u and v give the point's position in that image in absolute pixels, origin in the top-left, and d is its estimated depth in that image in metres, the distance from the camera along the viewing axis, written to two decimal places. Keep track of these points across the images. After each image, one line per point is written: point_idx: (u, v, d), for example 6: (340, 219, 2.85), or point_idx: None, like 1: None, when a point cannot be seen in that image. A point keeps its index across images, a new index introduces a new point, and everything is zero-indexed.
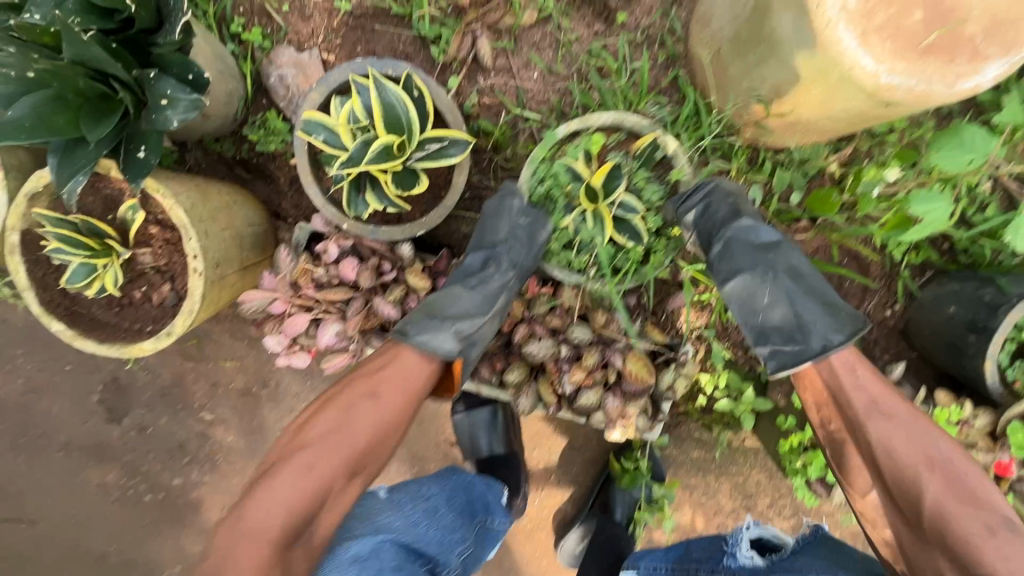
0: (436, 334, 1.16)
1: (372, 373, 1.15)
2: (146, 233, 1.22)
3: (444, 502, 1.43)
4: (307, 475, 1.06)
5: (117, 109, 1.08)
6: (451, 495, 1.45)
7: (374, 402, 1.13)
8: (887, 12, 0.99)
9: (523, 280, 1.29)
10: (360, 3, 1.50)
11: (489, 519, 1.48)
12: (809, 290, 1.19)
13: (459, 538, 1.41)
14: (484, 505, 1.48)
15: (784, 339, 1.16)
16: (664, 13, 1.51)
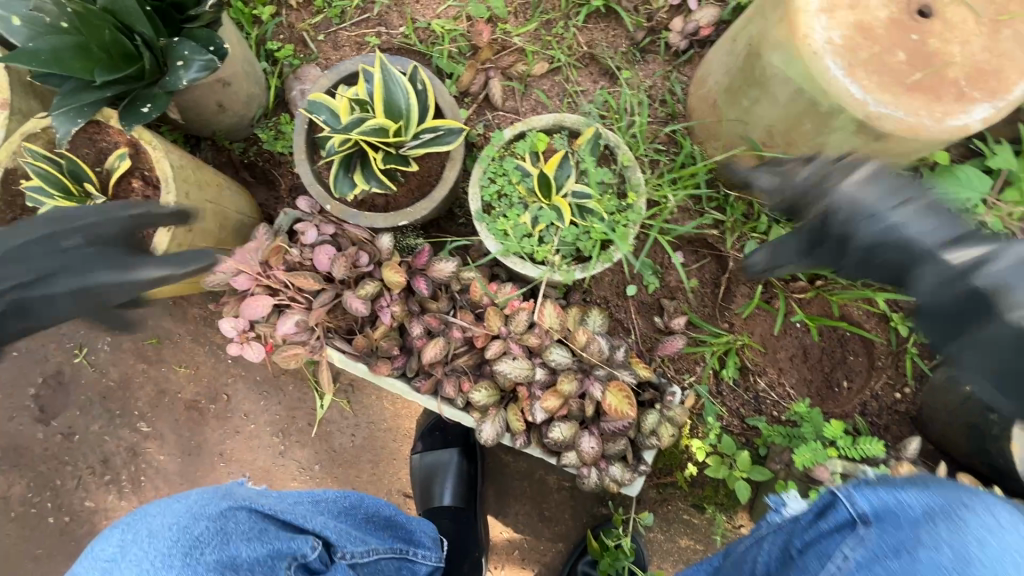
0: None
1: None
2: (128, 189, 1.20)
3: (347, 512, 1.16)
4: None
5: (135, 66, 1.13)
6: (356, 508, 1.18)
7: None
8: (871, 50, 1.04)
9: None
10: (388, 40, 1.64)
11: (409, 548, 1.25)
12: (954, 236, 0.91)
13: (360, 541, 1.12)
14: (406, 536, 1.26)
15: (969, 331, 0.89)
16: (666, 76, 1.62)
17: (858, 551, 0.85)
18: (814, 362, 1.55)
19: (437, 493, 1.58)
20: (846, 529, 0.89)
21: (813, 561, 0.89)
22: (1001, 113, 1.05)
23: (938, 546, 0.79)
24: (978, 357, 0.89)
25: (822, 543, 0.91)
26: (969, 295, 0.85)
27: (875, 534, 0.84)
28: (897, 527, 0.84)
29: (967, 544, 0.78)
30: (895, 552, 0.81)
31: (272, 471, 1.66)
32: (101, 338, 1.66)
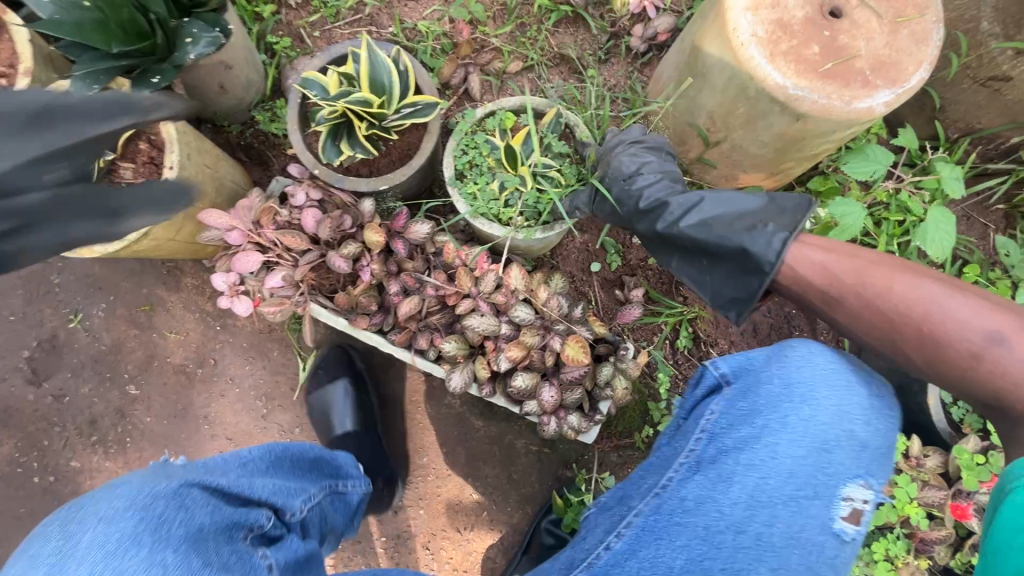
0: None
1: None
2: (134, 151, 1.31)
3: (277, 462, 1.20)
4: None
5: (150, 43, 1.27)
6: (283, 455, 1.22)
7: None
8: (789, 43, 1.22)
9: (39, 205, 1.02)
10: (378, 38, 1.82)
11: (337, 482, 1.33)
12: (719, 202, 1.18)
13: (302, 491, 1.20)
14: (333, 473, 1.33)
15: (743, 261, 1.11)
16: (628, 76, 1.80)
17: (720, 407, 0.90)
18: (763, 336, 1.70)
19: (333, 423, 1.70)
20: (713, 392, 0.94)
21: (688, 428, 0.92)
22: (901, 98, 1.23)
23: (772, 379, 0.90)
24: (744, 285, 1.14)
25: (697, 411, 0.94)
26: (711, 250, 1.15)
27: (733, 388, 0.91)
28: (745, 377, 0.92)
29: (794, 371, 0.91)
30: (743, 395, 0.90)
31: (254, 434, 1.74)
32: (97, 305, 1.76)
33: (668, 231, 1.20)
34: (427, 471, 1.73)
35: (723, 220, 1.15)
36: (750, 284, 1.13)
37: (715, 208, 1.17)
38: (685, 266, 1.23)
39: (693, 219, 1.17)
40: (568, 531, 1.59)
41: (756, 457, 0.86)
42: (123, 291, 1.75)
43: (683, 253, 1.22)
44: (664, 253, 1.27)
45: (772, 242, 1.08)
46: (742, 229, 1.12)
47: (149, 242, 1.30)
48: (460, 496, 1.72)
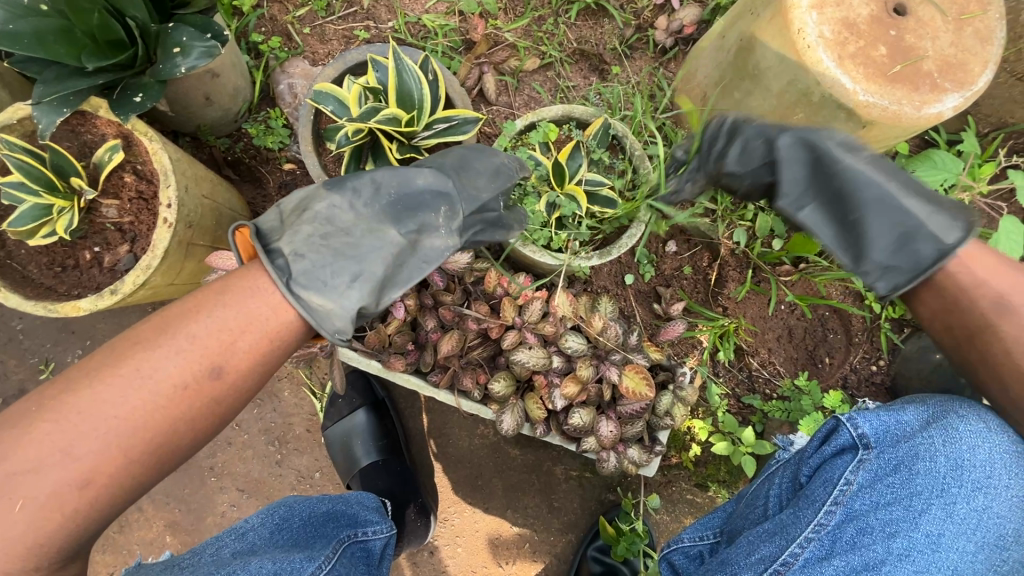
0: (295, 240, 0.94)
1: (247, 276, 0.88)
2: (118, 184, 1.12)
3: (280, 526, 1.20)
4: (72, 490, 0.73)
5: (127, 54, 1.06)
6: (290, 516, 1.22)
7: (239, 344, 0.83)
8: (857, 44, 1.12)
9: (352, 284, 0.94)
10: (378, 33, 1.61)
11: (356, 529, 1.27)
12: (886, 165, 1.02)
13: (307, 558, 1.12)
14: (349, 521, 1.28)
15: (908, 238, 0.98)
16: (653, 72, 1.67)
17: (860, 474, 1.02)
18: (798, 340, 1.62)
19: (357, 455, 1.53)
20: (848, 453, 1.04)
21: (821, 488, 1.03)
22: (968, 102, 1.16)
23: (934, 459, 1.01)
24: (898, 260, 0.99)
25: (828, 470, 1.04)
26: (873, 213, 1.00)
27: (875, 455, 1.03)
28: (893, 446, 1.03)
29: (964, 453, 0.99)
30: (894, 470, 1.02)
31: (268, 483, 1.59)
32: (71, 351, 1.54)
33: (833, 163, 0.99)
34: (462, 507, 1.62)
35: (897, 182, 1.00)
36: (917, 255, 0.97)
37: (882, 165, 1.02)
38: (821, 216, 1.04)
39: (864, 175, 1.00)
40: (619, 559, 1.49)
41: (909, 539, 0.99)
42: (101, 334, 1.54)
43: (830, 199, 1.03)
44: (800, 196, 1.05)
45: (949, 223, 0.96)
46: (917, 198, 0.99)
47: (144, 291, 1.12)
48: (499, 530, 1.62)
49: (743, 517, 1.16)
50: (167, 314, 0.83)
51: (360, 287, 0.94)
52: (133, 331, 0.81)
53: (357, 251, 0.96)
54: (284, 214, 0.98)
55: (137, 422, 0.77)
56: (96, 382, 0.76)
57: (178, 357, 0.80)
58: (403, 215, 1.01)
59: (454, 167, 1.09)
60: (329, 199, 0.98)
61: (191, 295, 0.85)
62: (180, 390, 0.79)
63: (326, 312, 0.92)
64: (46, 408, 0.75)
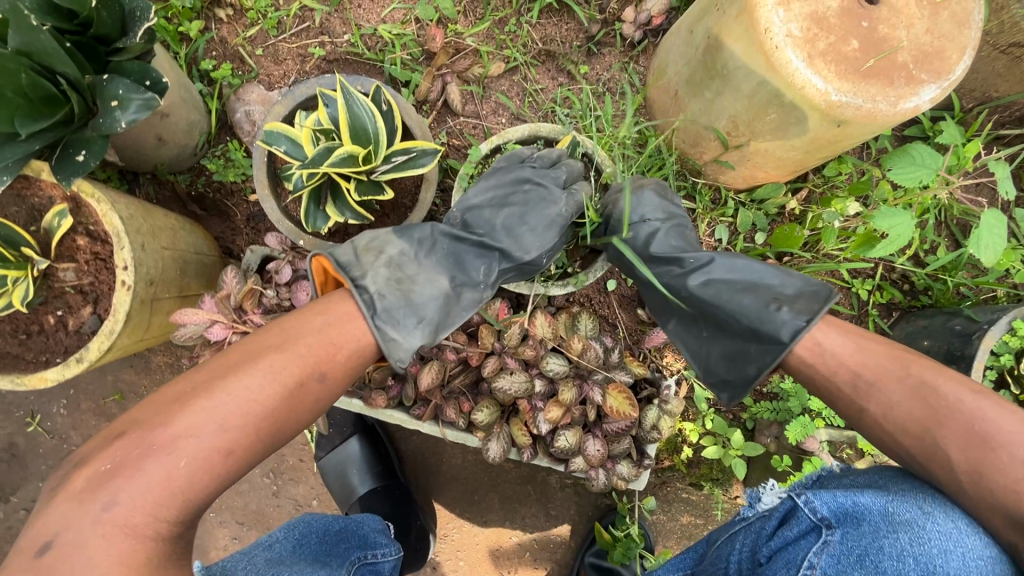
0: (377, 279, 0.99)
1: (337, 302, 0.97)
2: (72, 247, 1.09)
3: (299, 542, 1.15)
4: (218, 458, 0.79)
5: (62, 112, 1.02)
6: (308, 532, 1.18)
7: (343, 354, 0.92)
8: (827, 40, 1.06)
9: (422, 321, 1.00)
10: (333, 49, 1.54)
11: (367, 551, 1.24)
12: (729, 270, 1.08)
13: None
14: (360, 541, 1.25)
15: (741, 352, 1.04)
16: (623, 67, 1.60)
17: (824, 559, 0.94)
18: None
19: (354, 484, 1.54)
20: (810, 535, 0.96)
21: (783, 570, 0.96)
22: (946, 91, 1.10)
23: (902, 557, 0.88)
24: (733, 373, 1.06)
25: (788, 551, 0.98)
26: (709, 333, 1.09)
27: (839, 538, 0.94)
28: (856, 533, 0.93)
29: (936, 555, 0.87)
30: (857, 561, 0.91)
31: (267, 513, 1.60)
32: (56, 402, 1.53)
33: (671, 290, 1.11)
34: (461, 522, 1.64)
35: (730, 288, 1.05)
36: (744, 371, 1.04)
37: (725, 272, 1.08)
38: (683, 331, 1.15)
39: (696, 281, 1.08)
40: (616, 564, 1.51)
41: None
42: (84, 383, 1.53)
43: (682, 320, 1.14)
44: (662, 313, 1.19)
45: (789, 323, 0.97)
46: (755, 305, 1.02)
47: (113, 353, 1.10)
48: (500, 541, 1.65)
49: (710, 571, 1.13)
50: (289, 320, 0.93)
51: (426, 329, 1.00)
52: (261, 334, 0.90)
53: (423, 295, 1.02)
54: (359, 251, 1.02)
55: (266, 408, 0.83)
56: (238, 369, 0.84)
57: (300, 358, 0.88)
58: (457, 268, 1.08)
59: (508, 216, 1.12)
60: (400, 245, 1.05)
61: (307, 308, 0.94)
62: (299, 386, 0.87)
63: (393, 349, 0.97)
64: (190, 392, 0.81)
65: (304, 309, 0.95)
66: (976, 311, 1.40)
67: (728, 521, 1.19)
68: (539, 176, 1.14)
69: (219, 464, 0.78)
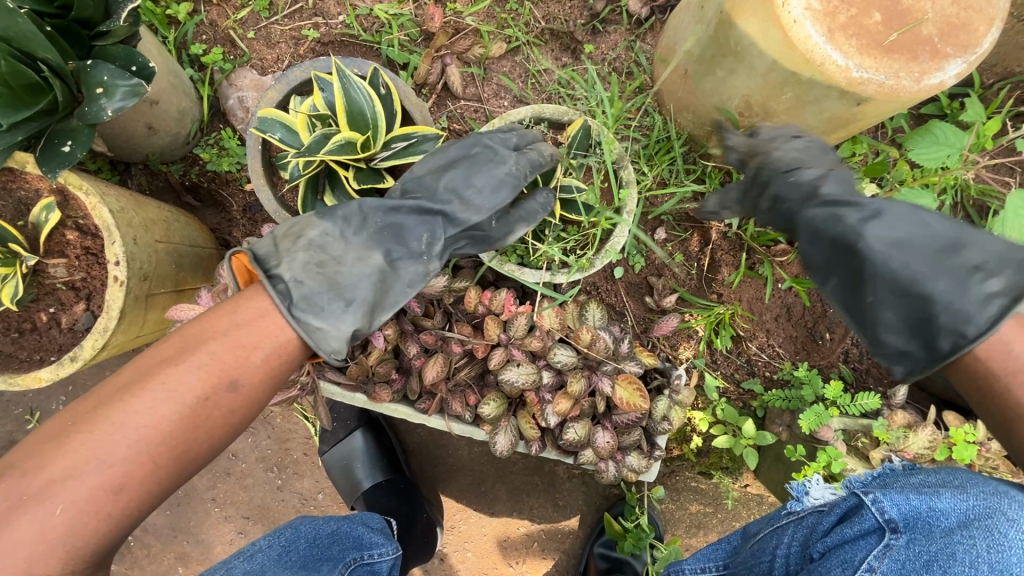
0: (292, 266, 0.90)
1: (254, 298, 0.87)
2: (61, 242, 1.05)
3: (287, 549, 1.14)
4: (106, 496, 0.72)
5: (44, 100, 0.97)
6: (296, 538, 1.16)
7: (255, 357, 0.83)
8: (848, 12, 1.00)
9: (355, 302, 0.92)
10: (328, 31, 1.48)
11: (362, 552, 1.23)
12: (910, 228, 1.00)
13: None
14: (355, 543, 1.23)
15: (956, 321, 0.95)
16: (629, 46, 1.54)
17: (885, 562, 0.94)
18: (797, 318, 1.52)
19: (359, 478, 1.52)
20: (871, 536, 0.97)
21: (837, 567, 0.97)
22: (973, 66, 1.04)
23: (976, 564, 0.86)
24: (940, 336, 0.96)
25: (845, 550, 0.98)
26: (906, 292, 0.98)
27: (904, 543, 0.94)
28: (924, 537, 0.92)
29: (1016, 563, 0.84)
30: (924, 566, 0.90)
31: (272, 508, 1.59)
32: (55, 399, 1.51)
33: (853, 233, 1.01)
34: (468, 514, 1.63)
35: (934, 247, 0.98)
36: (955, 332, 0.94)
37: (903, 226, 1.00)
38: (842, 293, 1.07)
39: (887, 233, 1.00)
40: (627, 554, 1.50)
41: None
42: (83, 379, 1.51)
43: (850, 277, 1.05)
44: (819, 269, 1.10)
45: (988, 304, 0.93)
46: (983, 258, 0.96)
47: (107, 351, 1.07)
48: (508, 531, 1.64)
49: (747, 566, 1.15)
50: (184, 329, 0.82)
51: (357, 311, 0.91)
52: (149, 350, 0.80)
53: (351, 276, 0.93)
54: (278, 239, 0.94)
55: (159, 434, 0.75)
56: (122, 395, 0.75)
57: (199, 371, 0.79)
58: (395, 242, 0.99)
59: (453, 180, 1.04)
60: (321, 225, 0.94)
61: (209, 312, 0.85)
62: (200, 403, 0.78)
63: (323, 337, 0.89)
64: (67, 428, 0.73)
65: (209, 310, 0.85)
66: None
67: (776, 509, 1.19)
68: (488, 137, 1.08)
69: (105, 503, 0.72)
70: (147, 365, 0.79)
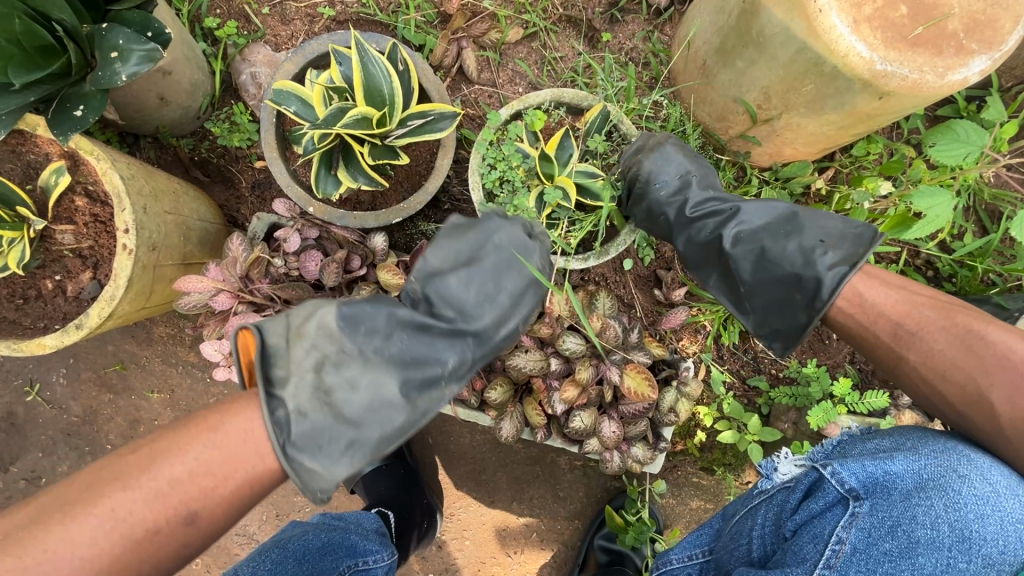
0: (298, 391, 0.84)
1: (246, 407, 0.81)
2: (70, 208, 1.03)
3: (276, 568, 1.11)
4: None
5: (58, 62, 0.95)
6: (284, 557, 1.13)
7: (228, 487, 0.76)
8: (874, 4, 0.99)
9: (355, 447, 0.85)
10: (343, 9, 1.46)
11: (356, 560, 1.21)
12: (797, 223, 1.06)
13: None
14: (347, 550, 1.21)
15: (780, 301, 1.05)
16: (647, 36, 1.53)
17: (853, 532, 0.91)
18: None
19: None
20: (837, 507, 0.94)
21: (809, 545, 0.94)
22: (997, 63, 1.03)
23: (936, 525, 0.87)
24: (785, 321, 1.06)
25: (815, 524, 0.95)
26: (784, 284, 1.04)
27: (868, 510, 0.92)
28: (886, 503, 0.91)
29: (971, 520, 0.86)
30: (889, 533, 0.89)
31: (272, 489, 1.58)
32: (55, 371, 1.50)
33: (760, 231, 1.08)
34: (467, 502, 1.62)
35: (766, 236, 1.06)
36: (795, 316, 1.04)
37: (752, 217, 1.10)
38: (725, 284, 1.14)
39: (729, 233, 1.09)
40: (627, 547, 1.49)
41: None
42: (84, 352, 1.49)
43: (722, 271, 1.14)
44: (703, 268, 1.17)
45: (830, 273, 0.98)
46: (791, 240, 1.04)
47: (113, 321, 1.06)
48: (507, 521, 1.63)
49: (729, 550, 1.12)
50: (157, 438, 0.77)
51: (356, 455, 0.85)
52: (120, 456, 0.75)
53: (360, 409, 0.86)
54: (290, 342, 0.87)
55: (101, 565, 0.68)
56: (77, 507, 0.69)
57: (157, 500, 0.72)
58: (414, 369, 0.90)
59: (487, 289, 0.99)
60: (342, 342, 0.88)
61: (190, 422, 0.79)
62: (150, 535, 0.71)
63: (313, 479, 0.83)
64: (22, 534, 0.67)
65: (194, 418, 0.80)
66: (1007, 299, 1.35)
67: (749, 488, 1.17)
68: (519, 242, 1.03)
69: None
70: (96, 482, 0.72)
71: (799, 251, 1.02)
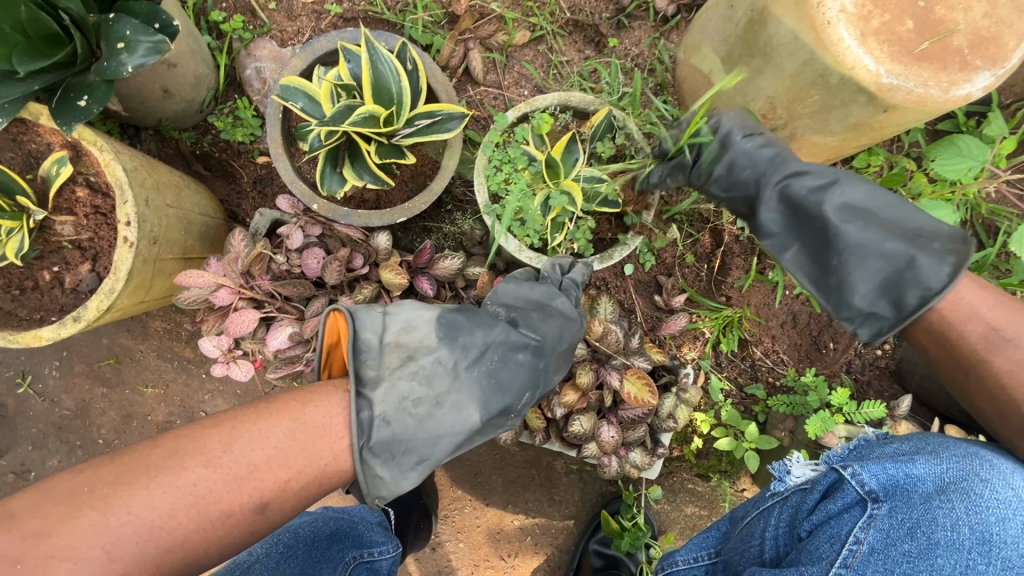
0: (387, 397, 0.86)
1: (325, 394, 0.84)
2: (71, 199, 1.02)
3: (285, 555, 1.12)
4: None
5: (63, 52, 0.94)
6: (294, 543, 1.14)
7: (296, 482, 0.79)
8: (881, 18, 1.00)
9: (427, 462, 0.87)
10: (351, 7, 1.45)
11: (361, 551, 1.19)
12: (898, 214, 0.99)
13: None
14: (354, 541, 1.20)
15: (879, 288, 0.98)
16: (653, 43, 1.53)
17: (872, 533, 0.94)
18: (804, 326, 1.52)
19: None
20: (856, 508, 0.96)
21: (826, 545, 0.95)
22: (1000, 80, 1.04)
23: (956, 527, 0.92)
24: (875, 305, 0.99)
25: (833, 525, 0.97)
26: (884, 271, 0.97)
27: (886, 511, 0.95)
28: (906, 505, 0.94)
29: (990, 522, 0.91)
30: (909, 534, 0.93)
31: None
32: (48, 363, 1.48)
33: (863, 209, 0.99)
34: (463, 503, 1.62)
35: (871, 218, 0.99)
36: (895, 301, 0.97)
37: (853, 193, 1.00)
38: (806, 257, 1.05)
39: (837, 203, 0.99)
40: (622, 552, 1.50)
41: None
42: (78, 345, 1.47)
43: (814, 242, 1.03)
44: (790, 233, 1.05)
45: (939, 265, 0.93)
46: (896, 231, 0.97)
47: (111, 314, 1.04)
48: (502, 523, 1.62)
49: (738, 550, 1.13)
50: (240, 417, 0.79)
51: (423, 471, 0.87)
52: (203, 429, 0.77)
53: (440, 426, 0.87)
54: (387, 346, 0.90)
55: (173, 538, 0.71)
56: (162, 474, 0.72)
57: (234, 483, 0.75)
58: (495, 396, 0.93)
59: (554, 328, 1.03)
60: (437, 354, 0.91)
61: (273, 405, 0.81)
62: (223, 518, 0.74)
63: (377, 485, 0.85)
64: (105, 490, 0.69)
65: (274, 401, 0.82)
66: None
67: (760, 492, 1.19)
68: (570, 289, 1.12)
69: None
70: (169, 452, 0.74)
71: (905, 241, 0.96)
